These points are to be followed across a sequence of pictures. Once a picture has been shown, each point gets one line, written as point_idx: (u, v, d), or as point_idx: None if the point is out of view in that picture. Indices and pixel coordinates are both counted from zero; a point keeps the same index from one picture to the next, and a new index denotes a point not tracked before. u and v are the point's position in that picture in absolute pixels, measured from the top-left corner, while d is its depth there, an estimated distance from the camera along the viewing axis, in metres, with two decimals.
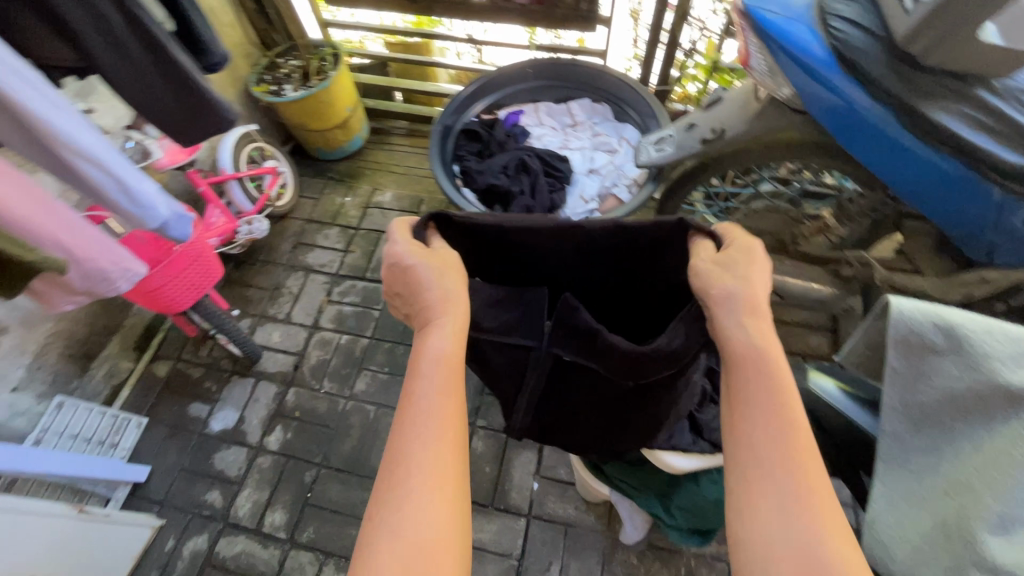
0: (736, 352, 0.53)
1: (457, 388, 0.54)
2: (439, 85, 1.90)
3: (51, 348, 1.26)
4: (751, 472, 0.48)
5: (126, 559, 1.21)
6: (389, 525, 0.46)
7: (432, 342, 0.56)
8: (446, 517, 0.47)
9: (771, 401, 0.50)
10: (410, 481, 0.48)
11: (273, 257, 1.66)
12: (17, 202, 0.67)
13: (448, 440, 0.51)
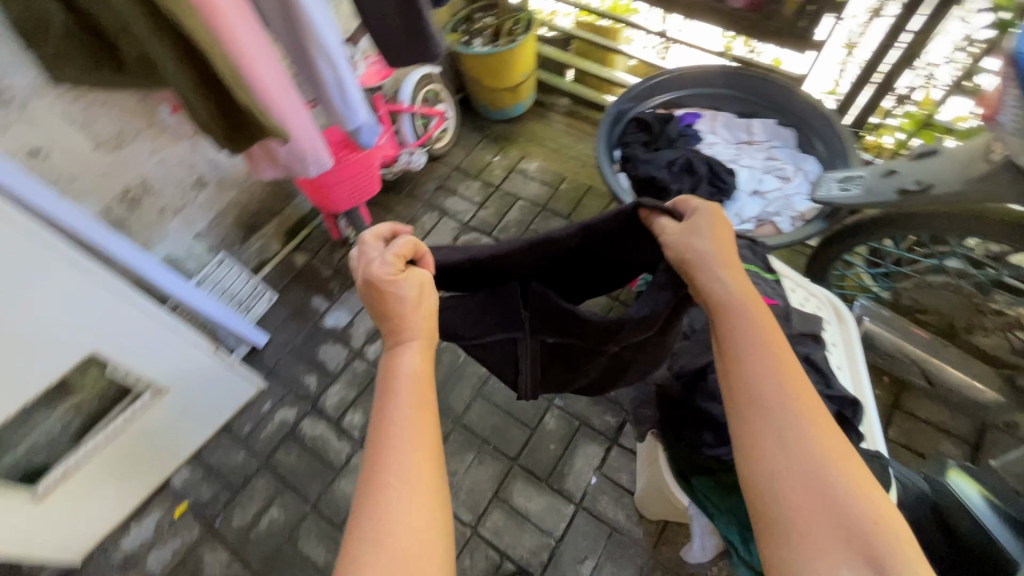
0: (733, 331, 0.59)
1: (426, 394, 0.58)
2: (614, 73, 1.90)
3: (229, 213, 1.46)
4: (762, 433, 0.54)
5: (232, 404, 1.39)
6: (365, 535, 0.50)
7: (406, 345, 0.61)
8: (423, 515, 0.51)
9: (769, 373, 0.56)
10: (389, 489, 0.52)
11: (418, 191, 1.77)
12: (268, 74, 0.78)
13: (422, 435, 0.55)
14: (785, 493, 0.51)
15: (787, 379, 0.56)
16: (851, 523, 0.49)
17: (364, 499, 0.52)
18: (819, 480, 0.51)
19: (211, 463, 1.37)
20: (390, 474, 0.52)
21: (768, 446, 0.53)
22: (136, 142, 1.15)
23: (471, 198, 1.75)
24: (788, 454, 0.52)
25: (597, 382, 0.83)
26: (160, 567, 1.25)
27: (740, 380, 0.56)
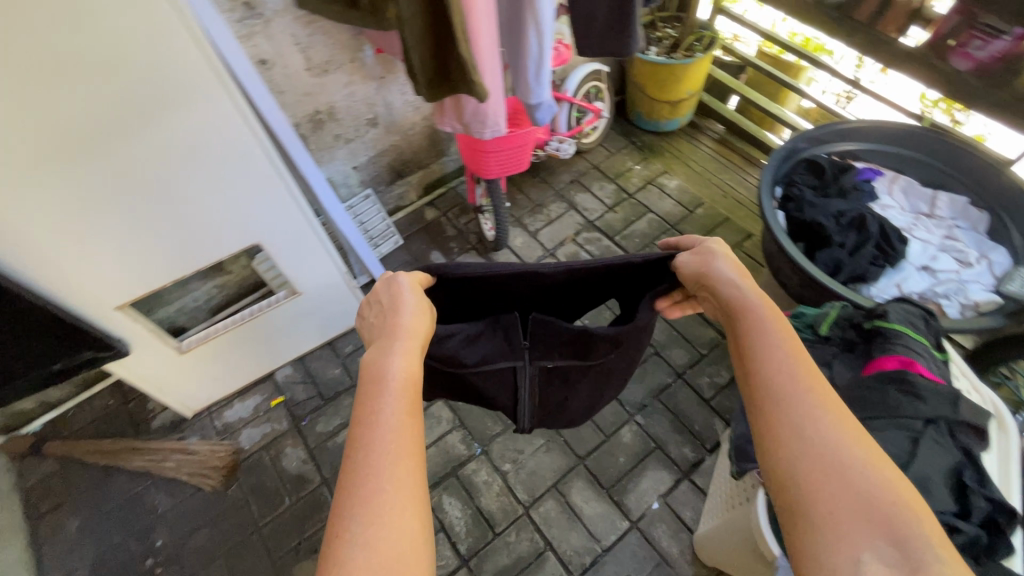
0: (753, 327, 0.59)
1: (416, 400, 0.56)
2: (783, 111, 1.82)
3: (386, 155, 1.58)
4: (779, 411, 0.51)
5: (341, 324, 1.51)
6: (353, 548, 0.45)
7: (400, 345, 0.61)
8: (410, 525, 0.47)
9: (794, 363, 0.54)
10: (375, 499, 0.47)
11: (553, 178, 1.80)
12: (484, 29, 0.83)
13: (410, 437, 0.52)
14: (812, 477, 0.47)
15: (811, 369, 0.54)
16: (879, 509, 0.45)
17: (345, 501, 0.47)
18: (845, 468, 0.47)
19: (311, 369, 1.50)
20: (375, 476, 0.48)
21: (793, 425, 0.50)
22: (338, 72, 1.28)
23: (603, 198, 1.75)
24: (817, 433, 0.49)
25: (584, 399, 0.95)
26: (248, 444, 1.38)
27: (760, 365, 0.55)
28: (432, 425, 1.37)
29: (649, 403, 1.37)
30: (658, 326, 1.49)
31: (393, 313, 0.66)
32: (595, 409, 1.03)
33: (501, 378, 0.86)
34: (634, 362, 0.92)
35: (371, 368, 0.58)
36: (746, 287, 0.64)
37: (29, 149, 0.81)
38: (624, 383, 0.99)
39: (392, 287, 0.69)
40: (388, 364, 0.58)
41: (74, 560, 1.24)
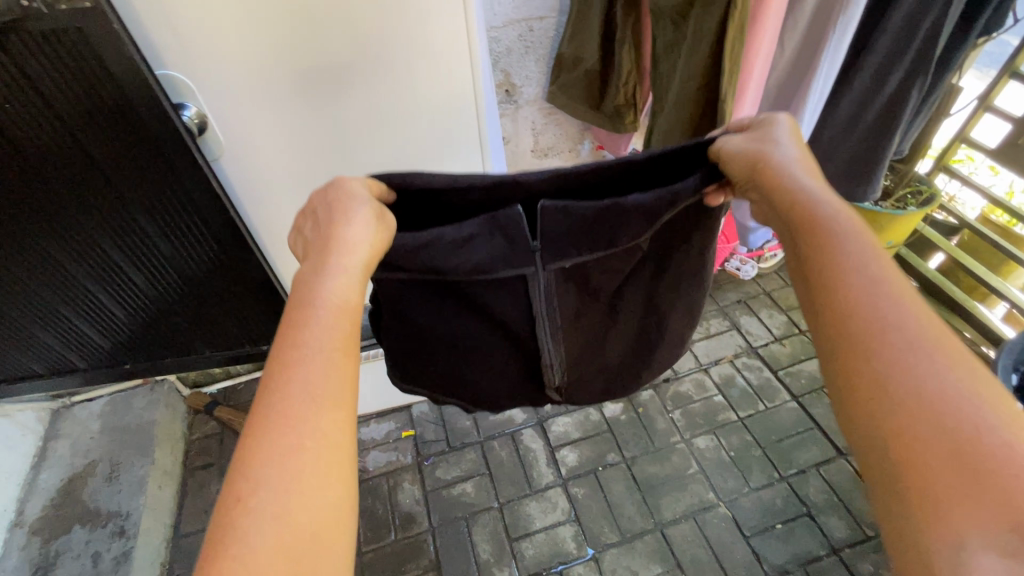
0: (810, 242, 0.52)
1: (350, 325, 0.52)
2: (1005, 285, 1.61)
3: None
4: (858, 348, 0.44)
5: None
6: (261, 512, 0.41)
7: (347, 263, 0.56)
8: (327, 493, 0.44)
9: (876, 286, 0.46)
10: (284, 448, 0.44)
11: (718, 293, 1.76)
12: None
13: (333, 372, 0.48)
14: (896, 443, 0.39)
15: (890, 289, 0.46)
16: (989, 462, 0.36)
17: (257, 451, 0.43)
18: (936, 412, 0.39)
19: (444, 412, 1.53)
20: (296, 426, 0.45)
21: (867, 360, 0.43)
22: (555, 157, 1.41)
23: (770, 327, 1.66)
24: (898, 377, 0.41)
25: (614, 334, 0.87)
26: (372, 467, 1.43)
27: (824, 291, 0.48)
28: (547, 509, 1.32)
29: (792, 570, 1.20)
30: (815, 485, 1.32)
31: (337, 218, 0.59)
32: (627, 363, 0.92)
33: (514, 291, 0.76)
34: (670, 287, 0.82)
35: (304, 293, 0.53)
36: (790, 194, 0.55)
37: (315, 127, 0.92)
38: (668, 333, 0.88)
39: (342, 185, 0.62)
40: (324, 292, 0.53)
41: (205, 521, 1.36)
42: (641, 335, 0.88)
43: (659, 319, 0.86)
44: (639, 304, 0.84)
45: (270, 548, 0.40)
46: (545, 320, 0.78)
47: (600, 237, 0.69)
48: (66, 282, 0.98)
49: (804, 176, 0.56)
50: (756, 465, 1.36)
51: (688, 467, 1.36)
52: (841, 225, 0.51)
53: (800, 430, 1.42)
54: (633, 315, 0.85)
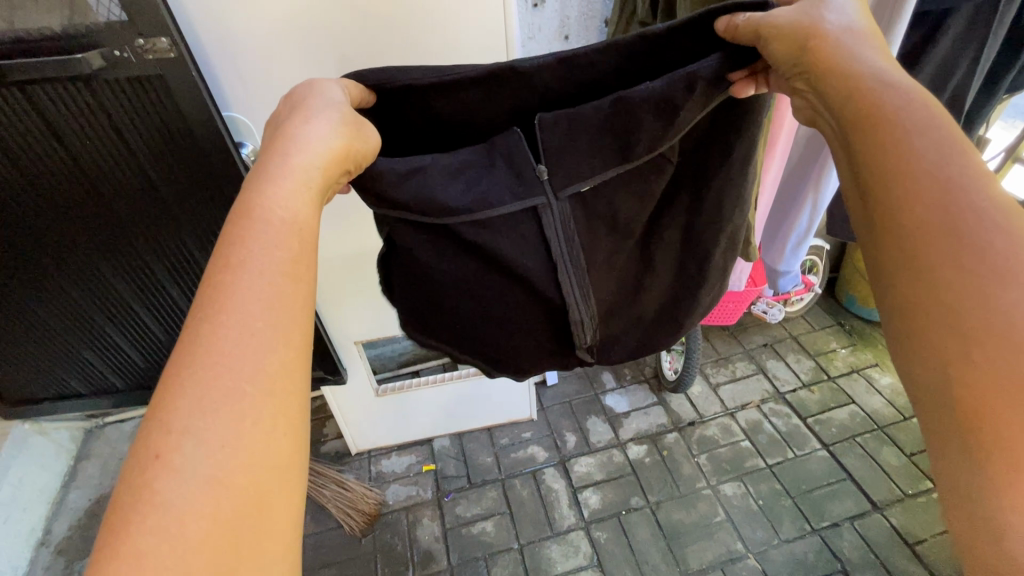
0: (879, 129, 0.43)
1: (298, 243, 0.48)
2: None
3: None
4: (928, 263, 0.37)
5: (504, 416, 1.54)
6: (190, 466, 0.36)
7: (300, 167, 0.53)
8: (274, 442, 0.40)
9: (965, 180, 0.39)
10: (221, 389, 0.39)
11: (744, 337, 1.75)
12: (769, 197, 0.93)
13: (276, 299, 0.44)
14: (971, 378, 0.34)
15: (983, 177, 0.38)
16: None
17: (184, 398, 0.38)
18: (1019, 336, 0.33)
19: (465, 447, 1.52)
20: (231, 368, 0.40)
21: (945, 282, 0.36)
22: None
23: (798, 373, 1.63)
24: (978, 302, 0.35)
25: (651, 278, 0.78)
26: (393, 500, 1.42)
27: (908, 177, 0.40)
28: (569, 552, 1.29)
29: None
30: (850, 539, 1.27)
31: (297, 127, 0.56)
32: (665, 319, 0.83)
33: (523, 229, 0.69)
34: (712, 224, 0.73)
35: (245, 203, 0.48)
36: (850, 72, 0.47)
37: None
38: (712, 279, 0.78)
39: (306, 96, 0.60)
40: (272, 201, 0.49)
41: None
42: (681, 285, 0.78)
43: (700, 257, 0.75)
44: (675, 245, 0.75)
45: (203, 506, 0.35)
46: (565, 262, 0.71)
47: (608, 145, 0.64)
48: (115, 300, 1.04)
49: (865, 49, 0.49)
50: (786, 516, 1.32)
51: (715, 515, 1.32)
52: (920, 108, 0.42)
53: (832, 480, 1.38)
54: (670, 259, 0.77)
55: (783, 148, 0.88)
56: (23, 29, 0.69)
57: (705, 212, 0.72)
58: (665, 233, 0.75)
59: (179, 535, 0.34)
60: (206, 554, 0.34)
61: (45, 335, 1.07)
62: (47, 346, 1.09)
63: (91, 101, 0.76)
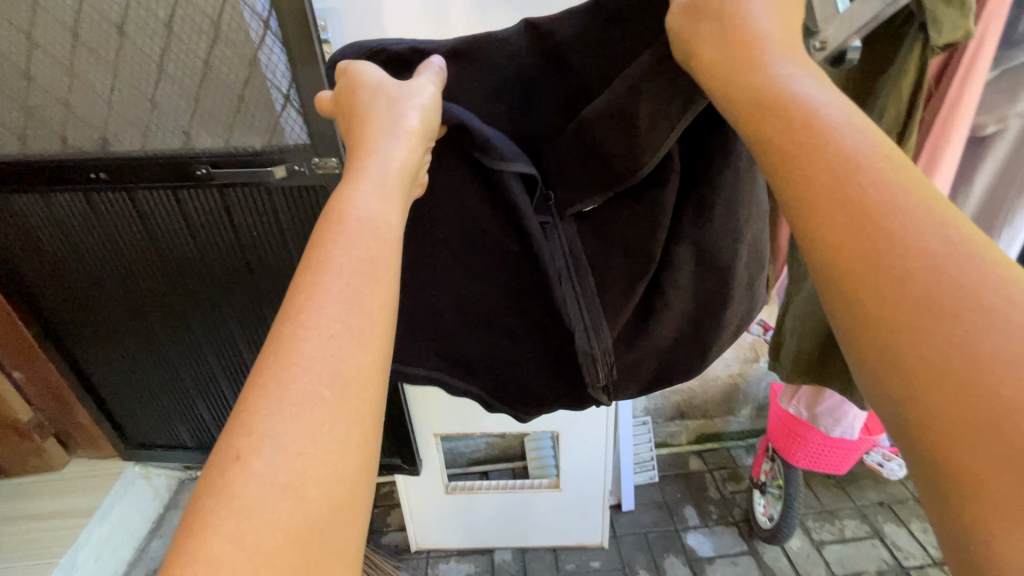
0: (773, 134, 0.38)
1: (378, 246, 0.45)
2: None
3: (678, 395, 1.55)
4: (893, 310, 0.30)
5: (572, 537, 1.43)
6: (270, 471, 0.34)
7: (383, 178, 0.49)
8: (345, 461, 0.36)
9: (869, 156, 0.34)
10: (297, 398, 0.37)
11: (854, 489, 1.52)
12: None
13: (347, 306, 0.41)
14: None
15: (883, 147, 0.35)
16: None
17: (268, 401, 0.36)
18: (1002, 370, 0.26)
19: (528, 566, 1.42)
20: (308, 371, 0.38)
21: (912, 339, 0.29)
22: None
23: (924, 545, 1.38)
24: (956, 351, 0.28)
25: (672, 314, 0.68)
26: None
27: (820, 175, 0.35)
28: None
29: None
30: None
31: (372, 123, 0.54)
32: (682, 343, 0.71)
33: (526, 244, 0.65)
34: (727, 228, 0.62)
35: (330, 208, 0.46)
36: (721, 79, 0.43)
37: None
38: (737, 292, 0.67)
39: (363, 83, 0.59)
40: (354, 202, 0.46)
41: None
42: (699, 306, 0.67)
43: (715, 275, 0.65)
44: (690, 263, 0.64)
45: (279, 516, 0.33)
46: (575, 275, 0.65)
47: (597, 164, 0.60)
48: (239, 364, 1.16)
49: (741, 27, 0.43)
50: None
51: None
52: (800, 100, 0.38)
53: None
54: (688, 289, 0.66)
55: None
56: (234, 146, 0.87)
57: (716, 216, 0.61)
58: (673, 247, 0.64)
59: (256, 544, 0.32)
60: (283, 566, 0.32)
61: (177, 386, 1.22)
62: (176, 395, 1.23)
63: (266, 200, 0.92)
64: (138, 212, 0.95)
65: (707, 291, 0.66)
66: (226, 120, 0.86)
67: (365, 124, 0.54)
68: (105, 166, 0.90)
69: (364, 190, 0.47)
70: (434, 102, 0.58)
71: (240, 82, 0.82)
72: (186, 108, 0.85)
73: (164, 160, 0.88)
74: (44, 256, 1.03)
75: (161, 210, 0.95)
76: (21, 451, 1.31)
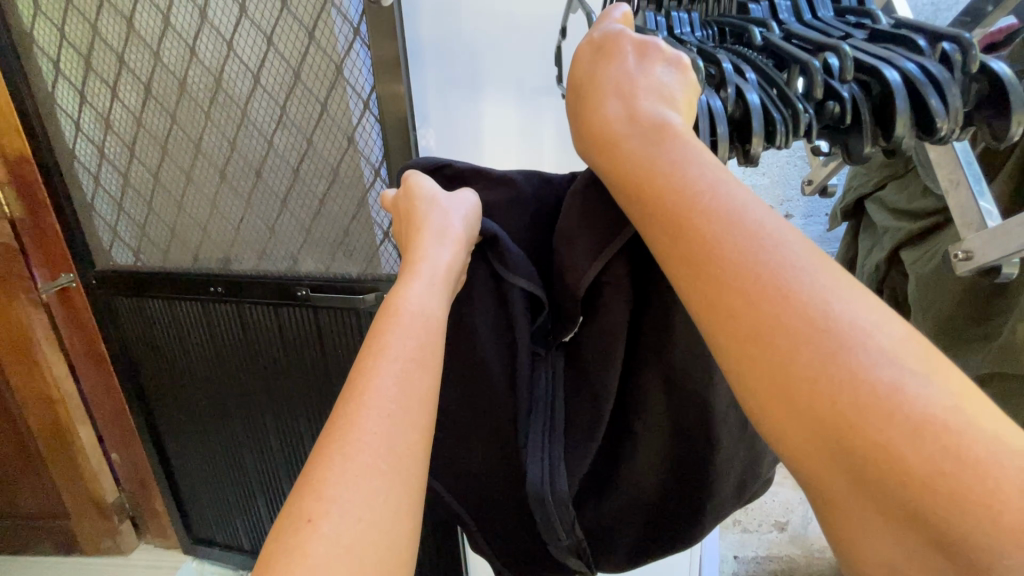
0: (666, 239, 0.31)
1: (436, 348, 0.41)
2: None
3: None
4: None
5: None
6: (335, 536, 0.30)
7: (441, 280, 0.46)
8: (399, 554, 0.31)
9: (781, 241, 0.28)
10: (359, 460, 0.33)
11: None
12: None
13: (411, 392, 0.37)
14: None
15: (789, 226, 0.29)
16: None
17: (333, 473, 0.32)
18: None
19: None
20: (371, 435, 0.34)
21: None
22: None
23: None
24: None
25: (648, 474, 0.53)
26: None
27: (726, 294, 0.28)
28: None
29: None
30: None
31: (425, 228, 0.49)
32: (669, 501, 0.54)
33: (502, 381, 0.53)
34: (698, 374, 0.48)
35: (391, 299, 0.43)
36: (597, 166, 0.37)
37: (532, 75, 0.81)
38: (724, 435, 0.50)
39: (409, 190, 0.54)
40: (419, 298, 0.43)
41: None
42: (681, 463, 0.52)
43: (689, 428, 0.50)
44: (658, 397, 0.50)
45: None
46: (550, 411, 0.52)
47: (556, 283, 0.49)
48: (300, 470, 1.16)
49: (672, 164, 0.32)
50: None
51: None
52: (769, 272, 0.27)
53: None
54: (659, 443, 0.51)
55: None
56: (334, 271, 0.94)
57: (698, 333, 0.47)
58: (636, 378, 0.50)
59: None
60: None
61: (242, 484, 1.23)
62: (241, 496, 1.25)
63: (353, 319, 0.96)
64: (241, 317, 1.03)
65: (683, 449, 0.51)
66: (331, 249, 0.93)
67: (418, 232, 0.49)
68: (223, 281, 1.00)
69: (422, 289, 0.44)
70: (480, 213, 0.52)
71: (348, 218, 0.90)
72: (300, 236, 0.94)
73: (271, 280, 0.97)
74: (157, 348, 1.13)
75: (262, 320, 1.02)
76: (99, 532, 1.37)
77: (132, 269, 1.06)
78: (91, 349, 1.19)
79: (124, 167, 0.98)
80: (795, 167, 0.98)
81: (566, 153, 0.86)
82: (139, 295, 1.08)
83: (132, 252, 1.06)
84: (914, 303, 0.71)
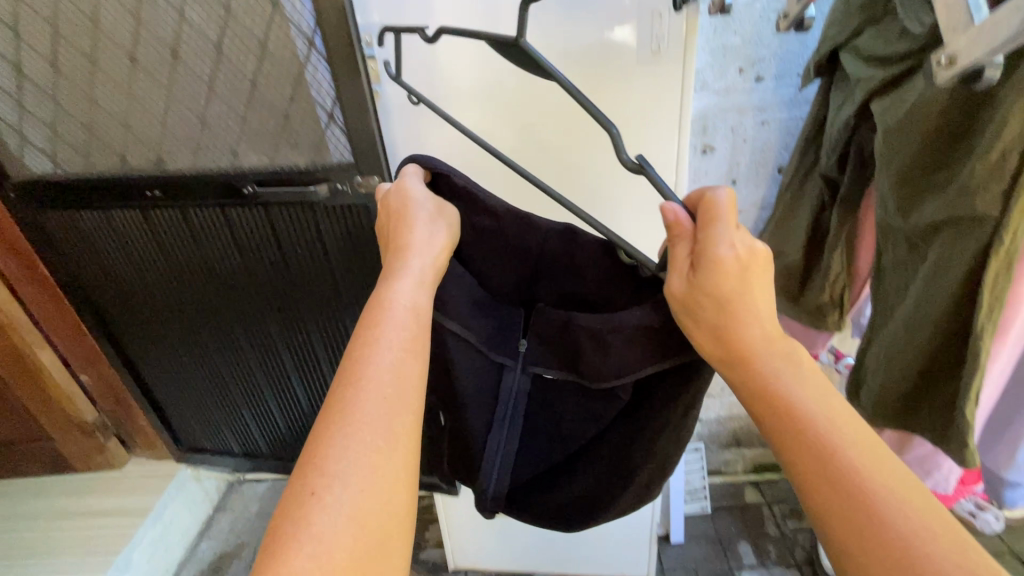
0: (777, 421, 0.49)
1: (421, 332, 0.55)
2: None
3: (735, 424, 1.44)
4: None
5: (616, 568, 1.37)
6: (342, 497, 0.44)
7: (427, 275, 0.58)
8: (395, 499, 0.46)
9: (840, 433, 0.46)
10: (361, 438, 0.46)
11: None
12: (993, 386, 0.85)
13: (405, 383, 0.51)
14: None
15: (855, 420, 0.47)
16: None
17: (336, 449, 0.46)
18: None
19: None
20: (366, 419, 0.47)
21: None
22: None
23: None
24: None
25: (579, 490, 0.79)
26: None
27: (795, 448, 0.47)
28: None
29: None
30: None
31: (408, 226, 0.61)
32: (578, 504, 0.80)
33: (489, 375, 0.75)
34: (641, 453, 0.72)
35: (382, 296, 0.55)
36: (733, 367, 0.53)
37: None
38: (631, 491, 0.75)
39: (400, 196, 0.62)
40: (402, 294, 0.55)
41: None
42: (598, 490, 0.77)
43: (619, 478, 0.75)
44: (603, 453, 0.75)
45: (349, 529, 0.43)
46: (516, 407, 0.75)
47: (563, 359, 0.72)
48: (279, 371, 1.18)
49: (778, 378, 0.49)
50: None
51: None
52: (839, 456, 0.45)
53: None
54: (595, 472, 0.77)
55: (1016, 336, 0.82)
56: (280, 163, 0.87)
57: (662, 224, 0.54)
58: (606, 435, 0.74)
59: (340, 547, 0.42)
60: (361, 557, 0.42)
61: (224, 393, 1.25)
62: (225, 405, 1.27)
63: (308, 216, 0.92)
64: (189, 226, 0.97)
65: (606, 478, 0.76)
66: (272, 139, 0.85)
67: (411, 233, 0.60)
68: (159, 184, 0.92)
69: (416, 287, 0.57)
70: (453, 212, 0.66)
71: (286, 101, 0.82)
72: (234, 126, 0.85)
73: (213, 179, 0.89)
74: (103, 265, 1.07)
75: (212, 226, 0.96)
76: (87, 449, 1.38)
77: (54, 180, 0.96)
78: (28, 269, 1.11)
79: (13, 57, 0.84)
80: (767, 22, 0.92)
81: (517, 186, 0.89)
82: (69, 208, 0.99)
83: (48, 158, 0.95)
84: (880, 156, 0.74)
